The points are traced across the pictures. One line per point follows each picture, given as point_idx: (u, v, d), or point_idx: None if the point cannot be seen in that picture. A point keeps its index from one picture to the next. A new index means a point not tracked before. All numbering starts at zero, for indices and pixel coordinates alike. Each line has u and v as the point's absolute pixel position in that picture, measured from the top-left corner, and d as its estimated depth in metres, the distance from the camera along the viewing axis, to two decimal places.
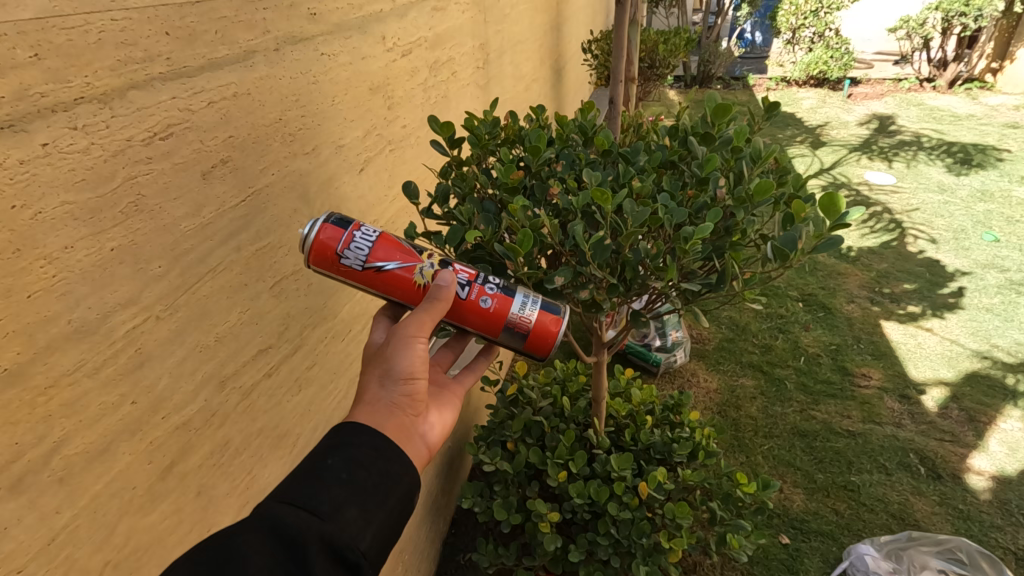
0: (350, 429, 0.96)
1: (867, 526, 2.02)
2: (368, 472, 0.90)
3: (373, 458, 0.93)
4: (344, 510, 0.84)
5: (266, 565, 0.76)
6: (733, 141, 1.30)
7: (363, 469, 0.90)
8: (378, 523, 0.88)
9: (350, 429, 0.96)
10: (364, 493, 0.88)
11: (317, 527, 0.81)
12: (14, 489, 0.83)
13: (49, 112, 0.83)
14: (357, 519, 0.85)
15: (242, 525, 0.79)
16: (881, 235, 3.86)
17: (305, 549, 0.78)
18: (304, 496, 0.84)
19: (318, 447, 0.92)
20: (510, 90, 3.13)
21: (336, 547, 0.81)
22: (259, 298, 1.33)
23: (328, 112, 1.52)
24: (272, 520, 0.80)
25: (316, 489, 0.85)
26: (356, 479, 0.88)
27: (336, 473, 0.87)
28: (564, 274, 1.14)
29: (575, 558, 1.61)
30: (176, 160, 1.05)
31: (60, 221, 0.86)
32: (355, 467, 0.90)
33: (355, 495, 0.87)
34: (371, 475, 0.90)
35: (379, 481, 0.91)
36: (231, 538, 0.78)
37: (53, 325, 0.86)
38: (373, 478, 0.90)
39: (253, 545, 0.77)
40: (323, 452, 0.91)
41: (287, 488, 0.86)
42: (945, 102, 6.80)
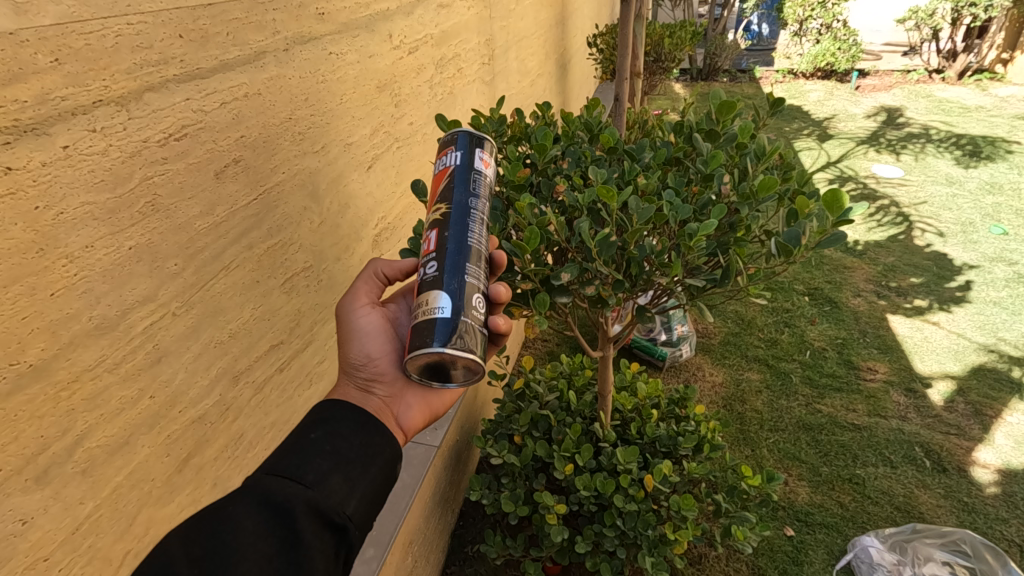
0: (334, 406, 0.99)
1: (871, 519, 2.04)
2: (350, 443, 0.94)
3: (355, 430, 0.96)
4: (327, 477, 0.87)
5: (259, 531, 0.79)
6: (738, 137, 1.32)
7: (344, 440, 0.94)
8: (363, 489, 0.91)
9: (335, 406, 1.00)
10: (347, 462, 0.91)
11: (302, 495, 0.84)
12: (41, 481, 0.86)
13: (70, 115, 0.85)
14: (340, 486, 0.88)
15: (232, 496, 0.82)
16: (887, 229, 3.85)
17: (292, 515, 0.81)
18: (288, 467, 0.87)
19: (303, 424, 0.95)
20: (515, 85, 3.13)
21: (323, 512, 0.84)
22: (271, 295, 1.36)
23: (336, 111, 1.54)
24: (259, 489, 0.83)
25: (300, 461, 0.88)
26: (339, 450, 0.92)
27: (319, 445, 0.91)
28: (571, 271, 1.13)
29: (581, 550, 1.64)
30: (191, 160, 1.08)
31: (81, 221, 0.88)
32: (336, 439, 0.93)
33: (337, 464, 0.90)
34: (353, 446, 0.94)
35: (362, 451, 0.94)
36: (223, 508, 0.81)
37: (75, 322, 0.89)
38: (355, 450, 0.93)
39: (245, 515, 0.80)
40: (307, 427, 0.94)
41: (272, 461, 0.89)
42: (955, 93, 6.73)
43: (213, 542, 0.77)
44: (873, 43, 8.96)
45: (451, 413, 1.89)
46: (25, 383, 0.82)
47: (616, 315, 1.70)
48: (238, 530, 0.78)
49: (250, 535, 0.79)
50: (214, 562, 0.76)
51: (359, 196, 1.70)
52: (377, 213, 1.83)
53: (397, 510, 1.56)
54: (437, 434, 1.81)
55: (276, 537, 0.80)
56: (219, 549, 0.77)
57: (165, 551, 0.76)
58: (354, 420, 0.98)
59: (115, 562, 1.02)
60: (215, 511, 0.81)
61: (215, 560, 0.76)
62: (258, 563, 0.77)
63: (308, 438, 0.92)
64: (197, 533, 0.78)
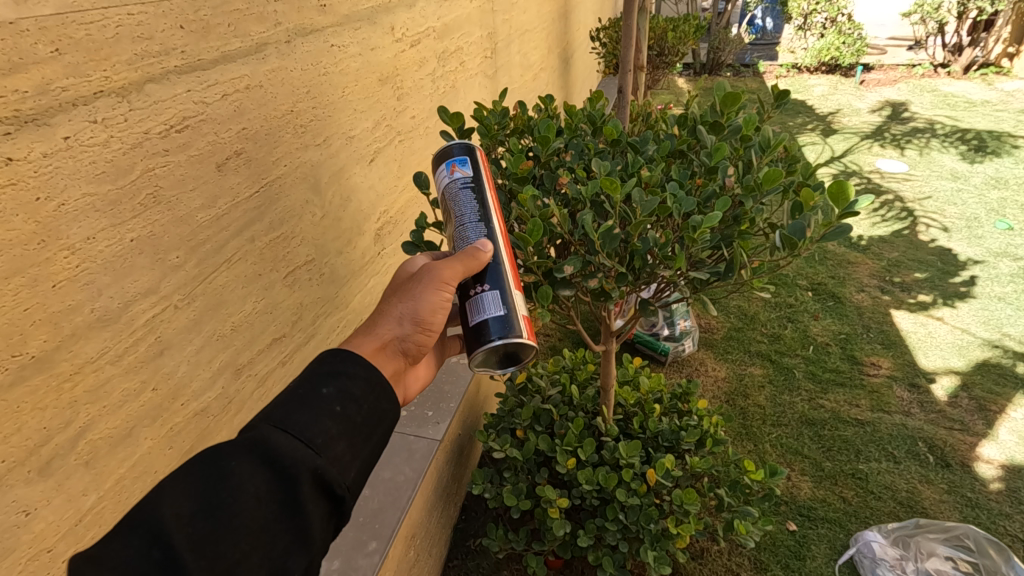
0: (346, 359, 0.92)
1: (874, 514, 2.03)
2: (360, 407, 0.87)
3: (366, 391, 0.89)
4: (334, 443, 0.81)
5: (259, 494, 0.75)
6: (742, 129, 1.30)
7: (354, 403, 0.87)
8: (365, 457, 0.86)
9: (346, 359, 0.92)
10: (354, 427, 0.85)
11: (307, 460, 0.77)
12: (44, 472, 0.86)
13: (71, 105, 0.85)
14: (343, 453, 0.82)
15: (235, 449, 0.76)
16: (892, 224, 3.83)
17: (294, 481, 0.76)
18: (296, 425, 0.80)
19: (314, 376, 0.88)
20: (518, 80, 3.12)
21: (325, 481, 0.78)
22: (273, 288, 1.36)
23: (338, 104, 1.53)
24: (265, 448, 0.77)
25: (309, 419, 0.81)
26: (349, 414, 0.85)
27: (328, 405, 0.84)
28: (574, 264, 1.12)
29: (584, 543, 1.63)
30: (192, 152, 1.07)
31: (83, 213, 0.88)
32: (347, 400, 0.86)
33: (345, 429, 0.83)
34: (362, 411, 0.87)
35: (370, 417, 0.88)
36: (225, 461, 0.76)
37: (76, 314, 0.88)
38: (363, 414, 0.87)
39: (247, 475, 0.75)
40: (319, 380, 0.87)
41: (280, 413, 0.82)
42: (961, 88, 6.68)
43: (211, 501, 0.72)
44: (879, 38, 8.88)
45: (453, 407, 1.88)
46: (28, 374, 0.82)
47: (618, 309, 1.73)
48: (238, 492, 0.74)
49: (249, 498, 0.74)
50: (211, 523, 0.71)
51: (361, 190, 1.70)
52: (379, 206, 1.83)
53: (400, 504, 1.57)
54: (439, 428, 1.81)
55: (275, 503, 0.75)
56: (218, 510, 0.72)
57: (159, 503, 0.72)
58: (363, 378, 0.90)
59: None
60: (215, 462, 0.76)
61: (212, 519, 0.72)
62: (254, 531, 0.73)
63: (319, 394, 0.85)
64: (197, 484, 0.74)
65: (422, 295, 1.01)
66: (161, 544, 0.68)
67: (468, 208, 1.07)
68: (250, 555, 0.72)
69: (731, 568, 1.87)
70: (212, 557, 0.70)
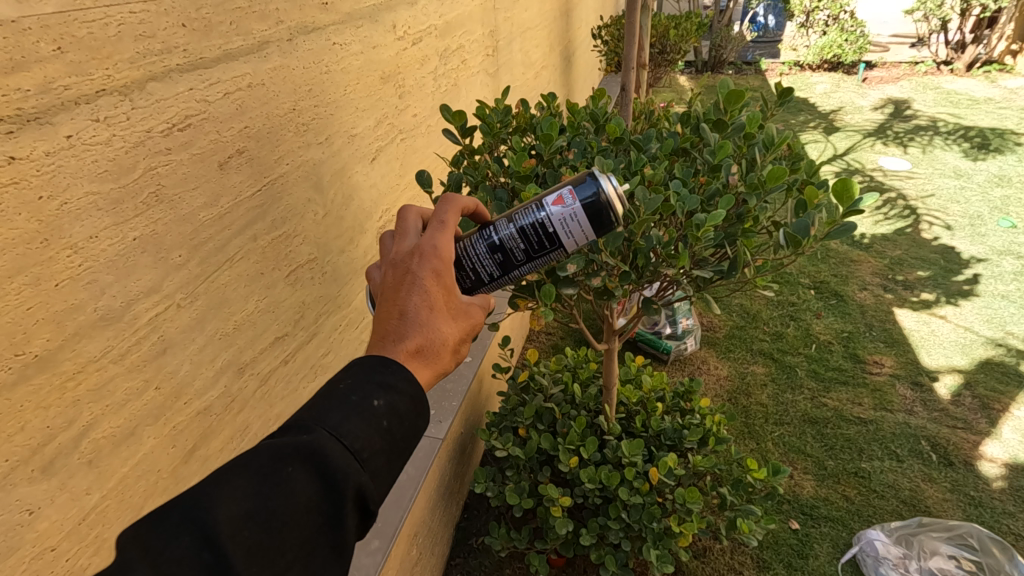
0: (397, 368, 0.84)
1: (877, 512, 2.03)
2: (404, 424, 0.81)
3: (412, 408, 0.82)
4: (380, 462, 0.76)
5: (308, 506, 0.70)
6: (746, 127, 1.28)
7: (400, 419, 0.80)
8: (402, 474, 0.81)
9: (395, 370, 0.84)
10: (398, 444, 0.79)
11: (355, 479, 0.72)
12: (47, 471, 0.87)
13: (73, 104, 0.85)
14: (385, 471, 0.77)
15: (289, 455, 0.70)
16: (894, 222, 3.81)
17: (340, 497, 0.71)
18: (347, 438, 0.74)
19: (365, 382, 0.81)
20: (520, 78, 3.12)
21: (367, 498, 0.73)
22: (275, 287, 1.36)
23: (340, 102, 1.53)
24: (317, 459, 0.71)
25: (359, 433, 0.75)
26: (395, 431, 0.79)
27: (378, 420, 0.77)
28: (577, 261, 1.10)
29: (586, 542, 1.63)
30: (195, 151, 1.07)
31: (85, 211, 0.88)
32: (396, 415, 0.80)
33: (389, 447, 0.78)
34: (406, 428, 0.81)
35: (412, 434, 0.82)
36: (278, 465, 0.70)
37: (79, 313, 0.88)
38: (408, 430, 0.81)
39: (297, 484, 0.70)
40: (369, 387, 0.80)
41: (333, 420, 0.75)
42: (963, 85, 6.66)
43: (261, 509, 0.67)
44: (881, 35, 8.84)
45: (456, 406, 1.88)
46: (31, 374, 0.82)
47: (620, 307, 1.74)
48: (288, 503, 0.68)
49: (298, 510, 0.69)
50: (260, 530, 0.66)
51: (363, 188, 1.70)
52: (381, 205, 1.83)
53: (402, 502, 1.57)
54: (441, 427, 1.80)
55: (321, 517, 0.70)
56: (269, 517, 0.67)
57: (211, 502, 0.66)
58: (412, 395, 0.83)
59: None
60: (268, 463, 0.70)
61: (261, 528, 0.66)
62: (298, 543, 0.68)
63: (370, 405, 0.78)
64: (249, 484, 0.68)
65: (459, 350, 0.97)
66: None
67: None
68: (293, 567, 0.68)
69: (734, 567, 1.87)
70: (261, 567, 0.65)
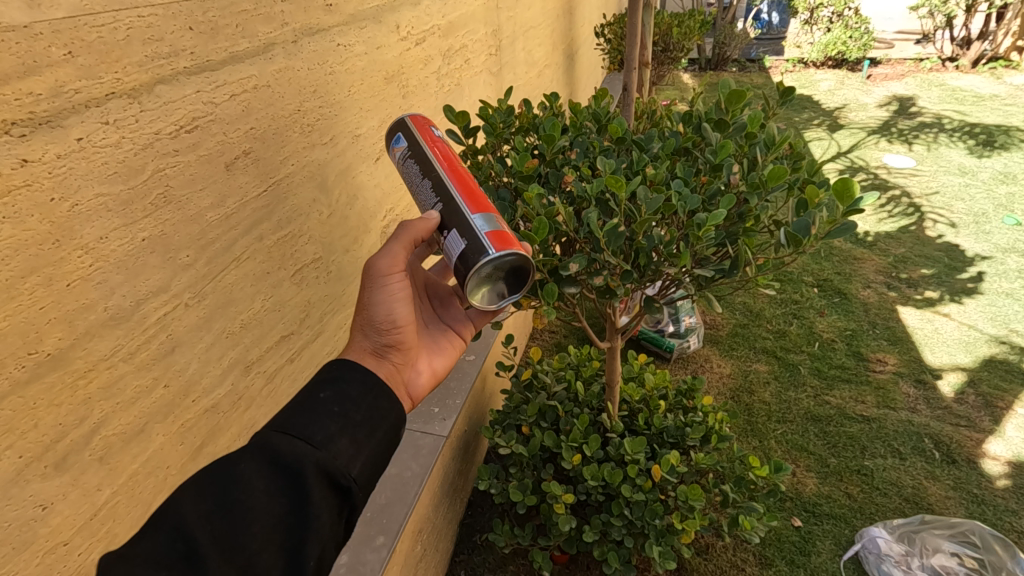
0: (345, 365, 0.96)
1: (879, 510, 2.03)
2: (358, 406, 0.90)
3: (363, 392, 0.92)
4: (336, 440, 0.84)
5: (269, 491, 0.77)
6: (748, 127, 1.29)
7: (352, 402, 0.90)
8: (370, 451, 0.87)
9: (342, 366, 0.96)
10: (354, 424, 0.87)
11: (309, 456, 0.80)
12: (59, 467, 0.88)
13: (83, 107, 0.86)
14: (349, 449, 0.84)
15: (240, 451, 0.80)
16: (898, 220, 3.80)
17: (298, 475, 0.78)
18: (297, 425, 0.84)
19: (311, 382, 0.91)
20: (522, 77, 3.12)
21: (329, 474, 0.81)
22: (281, 286, 1.37)
23: (344, 102, 1.54)
24: (269, 448, 0.80)
25: (308, 419, 0.84)
26: (347, 412, 0.88)
27: (327, 406, 0.87)
28: (579, 261, 1.10)
29: (589, 539, 1.64)
30: (202, 152, 1.09)
31: (95, 213, 0.90)
32: (346, 400, 0.89)
33: (345, 426, 0.86)
34: (361, 409, 0.90)
35: (369, 414, 0.90)
36: (233, 464, 0.79)
37: (90, 312, 0.90)
38: (363, 412, 0.89)
39: (252, 474, 0.78)
40: (316, 386, 0.91)
41: (282, 417, 0.86)
42: (969, 82, 6.62)
43: (224, 500, 0.75)
44: (885, 31, 8.79)
45: (459, 404, 1.89)
46: (44, 372, 0.84)
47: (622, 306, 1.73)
48: (248, 489, 0.77)
49: (261, 494, 0.77)
50: (225, 519, 0.74)
51: (367, 187, 1.71)
52: (386, 204, 1.84)
53: (407, 499, 1.59)
54: (446, 424, 1.82)
55: (286, 498, 0.78)
56: (231, 507, 0.75)
57: (179, 505, 0.75)
58: (360, 381, 0.93)
59: None
60: (224, 466, 0.79)
61: (227, 516, 0.74)
62: (267, 524, 0.76)
63: (317, 397, 0.88)
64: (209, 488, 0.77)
65: (376, 296, 1.05)
66: (178, 544, 0.71)
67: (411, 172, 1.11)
68: (267, 546, 0.75)
69: (736, 563, 1.88)
70: (232, 550, 0.72)
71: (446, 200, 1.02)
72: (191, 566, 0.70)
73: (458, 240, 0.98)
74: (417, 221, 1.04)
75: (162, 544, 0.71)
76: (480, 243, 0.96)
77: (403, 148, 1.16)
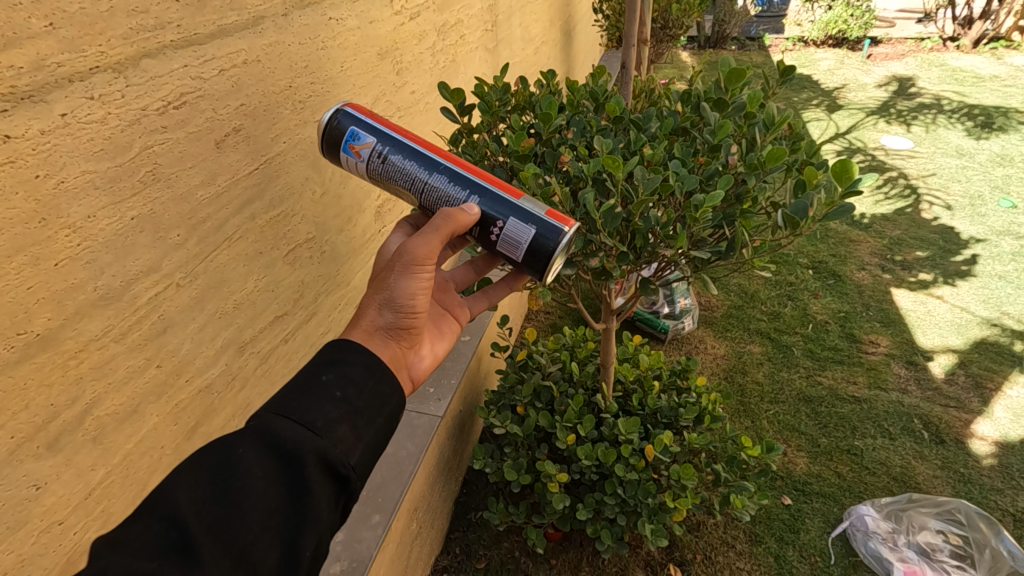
0: (347, 347, 0.95)
1: (868, 488, 2.07)
2: (360, 391, 0.89)
3: (365, 376, 0.92)
4: (337, 427, 0.84)
5: (269, 477, 0.77)
6: (747, 106, 1.27)
7: (355, 387, 0.89)
8: (369, 439, 0.88)
9: (343, 348, 0.95)
10: (356, 411, 0.87)
11: (311, 443, 0.80)
12: (52, 447, 0.88)
13: (66, 82, 0.84)
14: (349, 436, 0.85)
15: (239, 435, 0.79)
16: (895, 202, 3.80)
17: (299, 461, 0.78)
18: (298, 410, 0.83)
19: (314, 366, 0.91)
20: (519, 53, 3.07)
21: (329, 463, 0.81)
22: (274, 266, 1.36)
23: (337, 78, 1.51)
24: (269, 433, 0.80)
25: (310, 405, 0.84)
26: (349, 398, 0.88)
27: (329, 391, 0.87)
28: (576, 243, 1.08)
29: (582, 517, 1.66)
30: (190, 129, 1.06)
31: (82, 190, 0.88)
32: (348, 386, 0.89)
33: (347, 413, 0.86)
34: (363, 395, 0.90)
35: (370, 401, 0.90)
36: (231, 448, 0.78)
37: (79, 292, 0.89)
38: (363, 399, 0.89)
39: (252, 459, 0.77)
40: (318, 369, 0.90)
41: (282, 402, 0.85)
42: (970, 62, 6.56)
43: (223, 484, 0.75)
44: (887, 10, 8.67)
45: (455, 384, 1.90)
46: (34, 352, 0.83)
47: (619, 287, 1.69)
48: (247, 474, 0.76)
49: (259, 480, 0.76)
50: (222, 505, 0.73)
51: None
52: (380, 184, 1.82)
53: (403, 478, 1.60)
54: (441, 404, 1.82)
55: (285, 484, 0.78)
56: (229, 492, 0.74)
57: (173, 489, 0.74)
58: (365, 365, 0.93)
59: None
60: (221, 449, 0.78)
61: (225, 504, 0.74)
62: (265, 511, 0.75)
63: (318, 382, 0.88)
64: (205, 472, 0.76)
65: (399, 281, 1.02)
66: (171, 533, 0.70)
67: (412, 169, 1.08)
68: (265, 533, 0.74)
69: (727, 540, 1.92)
70: (228, 536, 0.72)
71: (482, 191, 1.06)
72: (185, 555, 0.69)
73: (524, 225, 1.04)
74: (456, 214, 1.03)
75: (158, 532, 0.70)
76: (543, 222, 1.04)
77: (376, 144, 1.08)
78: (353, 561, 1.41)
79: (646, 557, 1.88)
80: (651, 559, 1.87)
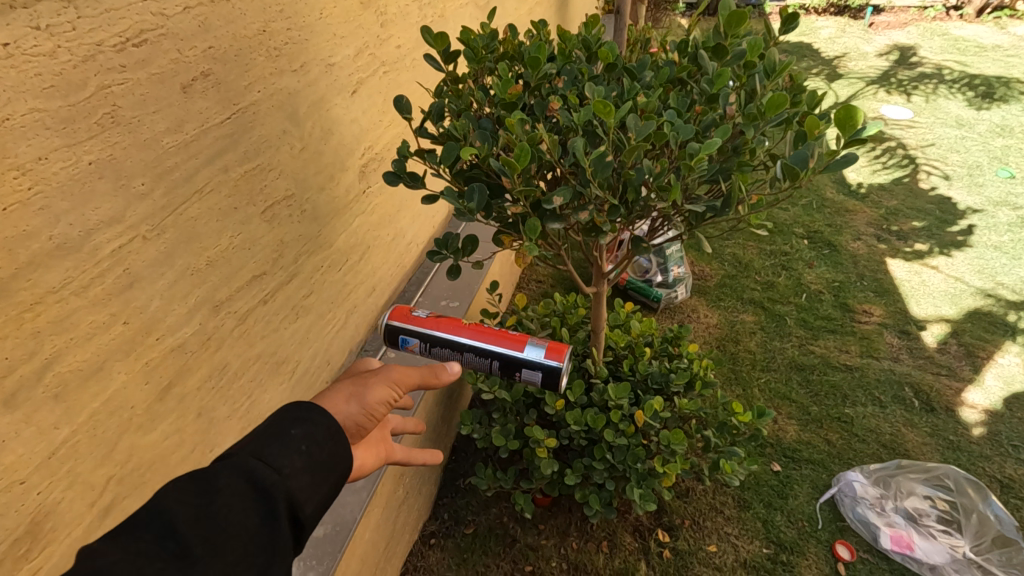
0: (307, 406, 0.89)
1: (856, 455, 2.07)
2: (323, 447, 0.84)
3: (329, 435, 0.87)
4: (306, 478, 0.79)
5: (245, 509, 0.72)
6: (747, 54, 1.20)
7: (319, 444, 0.84)
8: (330, 493, 0.83)
9: None
10: (321, 463, 0.83)
11: (280, 484, 0.76)
12: (9, 404, 0.83)
13: (9, 8, 0.77)
14: (313, 485, 0.80)
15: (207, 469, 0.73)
16: (892, 171, 3.74)
17: (271, 500, 0.74)
18: (267, 454, 0.78)
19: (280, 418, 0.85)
20: (511, 12, 2.96)
21: (293, 507, 0.77)
22: (250, 223, 1.30)
23: (316, 26, 1.43)
24: (239, 472, 0.75)
25: (279, 448, 0.80)
26: (314, 453, 0.83)
27: (296, 442, 0.82)
28: (564, 194, 1.00)
29: (571, 482, 1.65)
30: (153, 70, 1.00)
31: (31, 129, 0.82)
32: (314, 441, 0.84)
33: (314, 467, 0.81)
34: (326, 451, 0.84)
35: (332, 457, 0.85)
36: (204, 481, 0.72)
37: (33, 240, 0.83)
38: (327, 453, 0.84)
39: (226, 492, 0.72)
40: (282, 423, 0.85)
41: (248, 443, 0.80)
42: (972, 31, 6.43)
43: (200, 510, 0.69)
44: None
45: None
46: None
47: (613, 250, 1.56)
48: (223, 506, 0.70)
49: (234, 511, 0.71)
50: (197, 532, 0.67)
51: (343, 123, 1.61)
52: (364, 142, 1.74)
53: (388, 442, 1.57)
54: (428, 370, 1.79)
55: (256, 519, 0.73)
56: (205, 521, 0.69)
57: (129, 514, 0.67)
58: None
59: (97, 487, 1.00)
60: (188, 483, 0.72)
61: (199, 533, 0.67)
62: (244, 537, 0.70)
63: (287, 434, 0.83)
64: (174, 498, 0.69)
65: None
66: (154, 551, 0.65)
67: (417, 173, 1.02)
68: (238, 566, 0.69)
69: (715, 506, 1.91)
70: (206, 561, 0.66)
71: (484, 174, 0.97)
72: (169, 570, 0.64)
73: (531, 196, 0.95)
74: None
75: (150, 541, 0.66)
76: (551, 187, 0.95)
77: None
78: (336, 524, 1.40)
79: (635, 522, 1.88)
80: (640, 524, 1.87)
